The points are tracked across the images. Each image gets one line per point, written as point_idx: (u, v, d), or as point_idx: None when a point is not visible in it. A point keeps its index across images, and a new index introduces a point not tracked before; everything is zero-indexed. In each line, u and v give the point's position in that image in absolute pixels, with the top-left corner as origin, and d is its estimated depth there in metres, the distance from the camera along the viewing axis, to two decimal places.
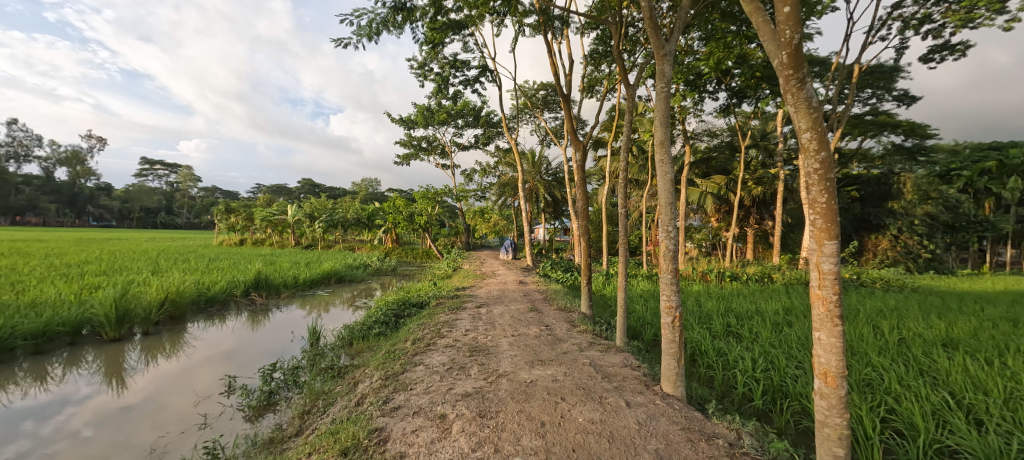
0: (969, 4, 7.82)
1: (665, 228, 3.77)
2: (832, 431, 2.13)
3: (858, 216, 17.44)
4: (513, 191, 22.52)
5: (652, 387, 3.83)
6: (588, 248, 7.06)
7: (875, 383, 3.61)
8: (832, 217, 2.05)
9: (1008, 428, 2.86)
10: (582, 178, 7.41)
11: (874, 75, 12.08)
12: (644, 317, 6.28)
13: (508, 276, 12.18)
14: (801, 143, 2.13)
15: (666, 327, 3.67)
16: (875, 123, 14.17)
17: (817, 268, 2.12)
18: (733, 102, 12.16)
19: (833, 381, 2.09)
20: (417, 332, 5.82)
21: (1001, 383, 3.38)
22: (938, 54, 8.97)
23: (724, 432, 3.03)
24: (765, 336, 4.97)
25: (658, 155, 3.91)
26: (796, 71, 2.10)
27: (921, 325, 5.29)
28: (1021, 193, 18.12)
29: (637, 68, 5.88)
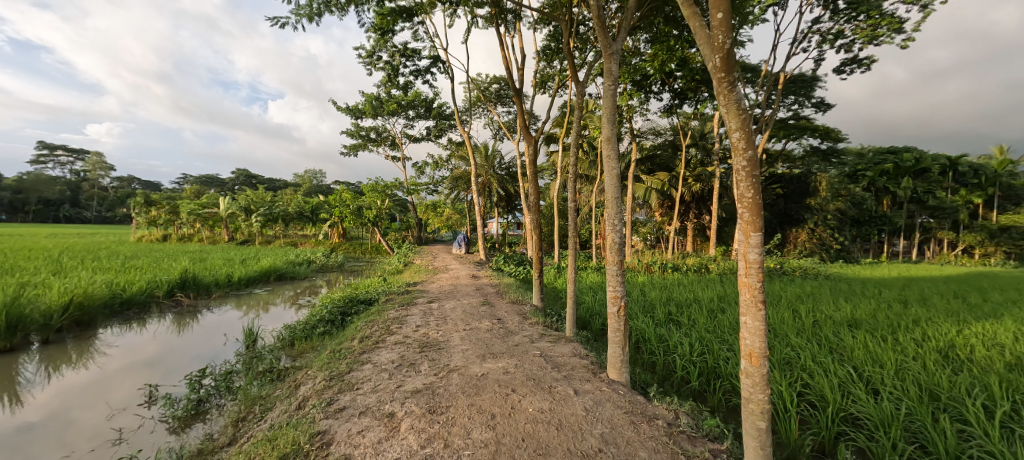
0: (874, 23, 8.80)
1: (611, 221, 3.90)
2: (755, 406, 2.32)
3: (781, 212, 19.21)
4: (466, 185, 22.32)
5: (598, 374, 3.98)
6: (539, 240, 7.15)
7: (793, 362, 4.01)
8: (757, 210, 2.22)
9: (897, 396, 3.30)
10: (534, 173, 7.48)
11: (797, 84, 13.31)
12: (593, 308, 6.52)
13: (461, 270, 12.12)
14: (731, 142, 2.29)
15: (612, 316, 3.83)
16: (797, 127, 15.64)
17: (744, 258, 2.30)
18: (675, 103, 12.87)
19: (757, 361, 2.27)
20: (365, 329, 5.61)
21: (893, 358, 3.88)
22: (848, 67, 10.04)
23: (664, 413, 3.22)
24: (701, 323, 5.35)
25: (605, 151, 4.03)
26: (728, 74, 2.25)
27: (832, 308, 5.94)
28: (912, 191, 20.84)
29: (587, 66, 6.02)
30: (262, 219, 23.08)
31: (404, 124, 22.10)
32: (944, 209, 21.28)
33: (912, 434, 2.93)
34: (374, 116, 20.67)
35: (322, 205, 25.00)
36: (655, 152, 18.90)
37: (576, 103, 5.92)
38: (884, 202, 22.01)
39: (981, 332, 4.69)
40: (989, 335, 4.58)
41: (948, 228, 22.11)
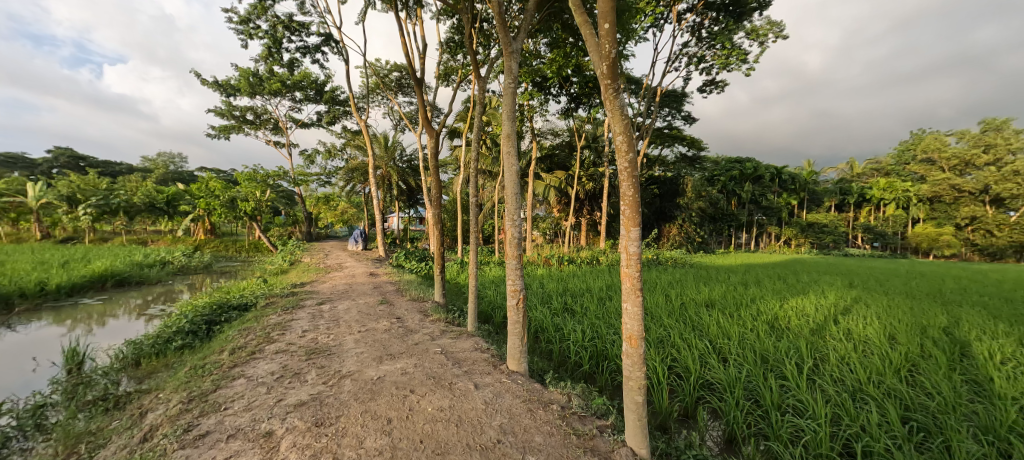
0: (727, 52, 10.48)
1: (511, 216, 4.01)
2: (634, 383, 2.59)
3: (658, 209, 21.94)
4: (363, 177, 20.91)
5: (498, 366, 4.06)
6: (442, 236, 7.02)
7: (665, 340, 4.59)
8: (636, 207, 2.48)
9: (740, 361, 3.99)
10: (436, 166, 7.27)
11: (671, 98, 15.23)
12: (494, 302, 6.64)
13: (357, 268, 11.32)
14: (616, 144, 2.50)
15: (511, 309, 3.92)
16: (670, 136, 17.96)
17: (625, 251, 2.54)
18: (572, 107, 13.71)
19: (636, 343, 2.54)
20: (239, 339, 4.89)
21: (737, 331, 4.70)
22: (709, 87, 11.82)
23: (558, 397, 3.42)
24: (592, 310, 5.82)
25: (505, 148, 4.10)
26: (613, 82, 2.46)
27: (694, 292, 6.97)
28: (751, 194, 25.50)
29: (490, 63, 6.06)
30: (94, 211, 18.51)
31: (289, 106, 19.77)
32: (772, 208, 26.55)
33: (749, 391, 3.59)
34: (251, 94, 18.08)
35: (182, 194, 21.13)
36: (554, 152, 19.96)
37: (477, 99, 5.91)
38: (733, 201, 26.52)
39: (794, 305, 5.96)
40: (799, 308, 5.84)
41: (775, 224, 27.59)
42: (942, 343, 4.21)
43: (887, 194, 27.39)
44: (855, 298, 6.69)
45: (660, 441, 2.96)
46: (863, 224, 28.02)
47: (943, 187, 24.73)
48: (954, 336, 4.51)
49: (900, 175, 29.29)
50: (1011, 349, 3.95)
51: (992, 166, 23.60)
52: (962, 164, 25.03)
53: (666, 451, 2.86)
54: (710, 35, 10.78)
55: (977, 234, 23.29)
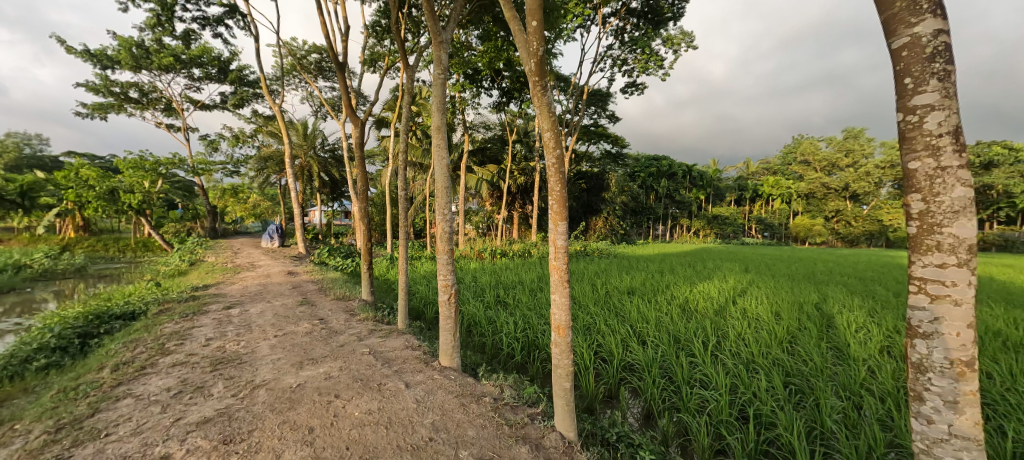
0: (646, 57, 11.28)
1: (441, 210, 3.93)
2: (562, 371, 2.71)
3: (585, 203, 22.92)
4: (279, 167, 19.12)
5: (430, 363, 3.99)
6: (369, 231, 6.67)
7: (591, 327, 4.86)
8: (563, 202, 2.59)
9: (657, 343, 4.36)
10: (362, 157, 6.87)
11: (596, 97, 16.01)
12: (426, 298, 6.51)
13: (272, 266, 10.34)
14: (544, 140, 2.57)
15: (443, 304, 3.87)
16: (596, 133, 18.88)
17: (553, 245, 2.63)
18: (504, 101, 13.80)
19: (564, 332, 2.65)
20: (125, 353, 4.23)
21: (655, 315, 5.13)
22: (630, 89, 12.63)
23: (491, 390, 3.46)
24: (524, 302, 5.97)
25: (435, 140, 4.01)
26: (541, 79, 2.51)
27: (618, 280, 7.47)
28: (666, 188, 27.88)
29: (418, 52, 5.84)
30: None
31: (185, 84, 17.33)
32: (684, 202, 29.18)
33: (664, 369, 3.94)
34: (135, 68, 15.50)
35: (43, 184, 17.49)
36: (486, 145, 19.90)
37: (405, 88, 5.67)
38: (651, 196, 28.72)
39: (702, 289, 6.65)
40: (706, 291, 6.54)
41: (686, 217, 30.44)
42: (814, 318, 4.98)
43: (775, 190, 31.78)
44: (750, 281, 7.65)
45: (588, 423, 3.13)
46: (756, 217, 32.39)
47: (817, 185, 29.07)
48: (822, 311, 5.37)
49: (784, 174, 33.90)
50: (862, 320, 4.80)
51: (852, 168, 28.19)
52: (830, 165, 29.60)
53: (592, 431, 3.03)
54: (631, 39, 11.50)
55: (840, 225, 27.80)
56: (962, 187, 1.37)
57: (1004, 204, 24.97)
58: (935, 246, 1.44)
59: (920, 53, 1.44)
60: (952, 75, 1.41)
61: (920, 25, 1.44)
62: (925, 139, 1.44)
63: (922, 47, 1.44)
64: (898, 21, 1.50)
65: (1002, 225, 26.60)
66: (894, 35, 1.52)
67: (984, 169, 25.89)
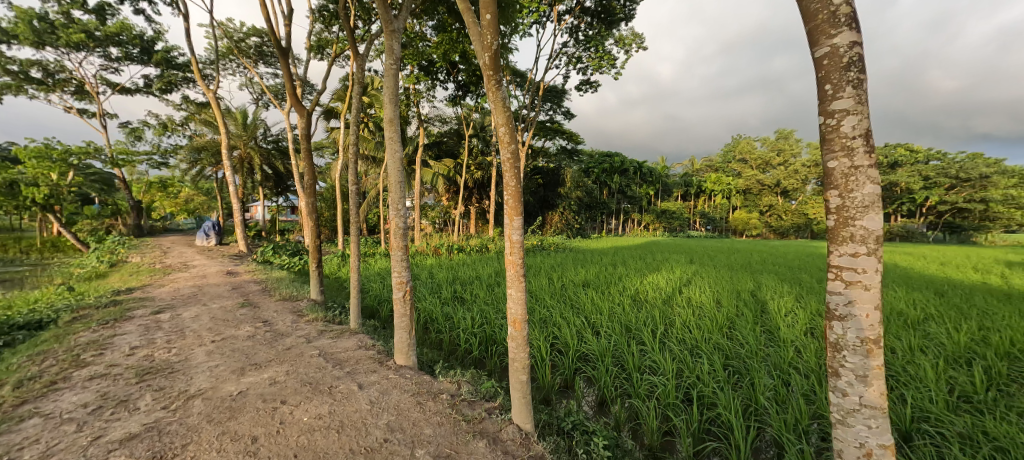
0: (599, 56, 11.57)
1: (395, 205, 3.82)
2: (519, 364, 2.74)
3: (542, 198, 23.21)
4: (215, 158, 17.66)
5: (385, 362, 3.88)
6: (318, 227, 6.35)
7: (547, 320, 4.95)
8: (518, 197, 2.61)
9: (610, 332, 4.53)
10: (309, 150, 6.50)
11: (552, 94, 16.21)
12: (380, 295, 6.32)
13: (209, 266, 9.56)
14: (498, 134, 2.58)
15: (398, 301, 3.77)
16: (552, 129, 19.15)
17: (509, 240, 2.64)
18: (460, 94, 13.61)
19: (520, 326, 2.68)
20: (29, 368, 3.73)
21: (608, 306, 5.31)
22: (584, 87, 12.90)
23: (448, 386, 3.43)
24: (481, 297, 5.96)
25: (387, 133, 3.87)
26: (495, 73, 2.50)
27: (573, 273, 7.67)
28: (619, 184, 28.94)
29: (369, 40, 5.61)
30: None
31: (101, 65, 15.49)
32: (635, 198, 30.44)
33: (617, 357, 4.11)
34: (37, 45, 13.59)
35: None
36: (442, 139, 19.56)
37: (355, 77, 5.42)
38: (604, 191, 29.66)
39: (651, 280, 7.00)
40: (655, 282, 6.88)
41: (637, 212, 31.77)
42: (750, 304, 5.41)
43: (717, 186, 33.68)
44: (694, 272, 8.15)
45: (544, 414, 3.20)
46: (700, 211, 34.44)
47: (753, 182, 31.42)
48: (757, 297, 5.83)
49: (725, 171, 36.28)
50: (790, 304, 5.27)
51: (782, 167, 30.75)
52: (764, 164, 32.07)
53: (549, 421, 3.09)
54: (585, 38, 11.74)
55: (772, 219, 30.27)
56: (871, 183, 1.52)
57: (905, 200, 28.40)
58: (849, 237, 1.60)
59: (839, 62, 1.59)
60: (864, 84, 1.57)
61: (838, 36, 1.58)
62: (842, 141, 1.59)
63: (841, 57, 1.58)
64: (821, 32, 1.63)
65: (904, 218, 30.24)
66: (817, 45, 1.65)
67: (890, 168, 29.24)
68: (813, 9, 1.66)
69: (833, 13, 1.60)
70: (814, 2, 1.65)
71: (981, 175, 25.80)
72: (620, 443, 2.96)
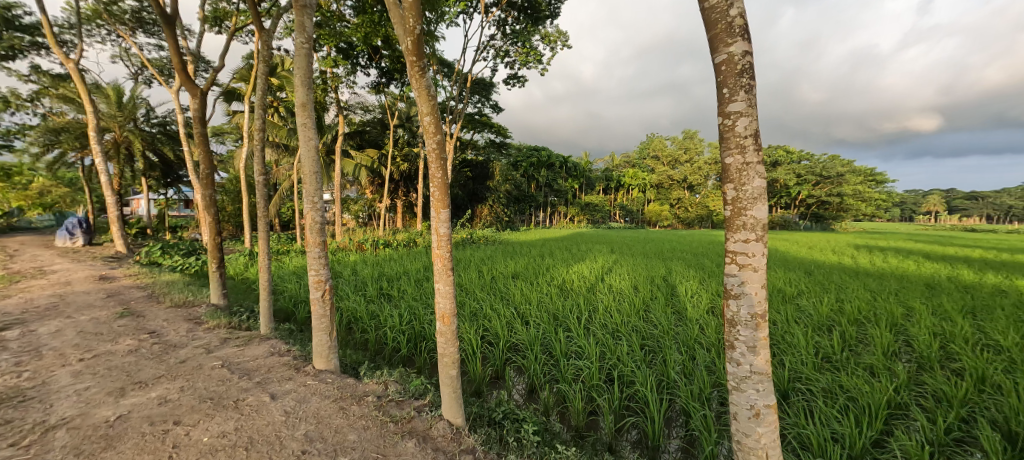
0: (526, 51, 11.74)
1: (310, 198, 3.51)
2: (448, 359, 2.69)
3: (471, 191, 23.07)
4: (80, 142, 14.79)
5: (302, 368, 3.59)
6: (218, 224, 5.62)
7: (477, 313, 4.95)
8: (445, 189, 2.55)
9: (539, 322, 4.66)
10: (204, 134, 5.71)
11: (480, 86, 16.12)
12: (296, 296, 5.82)
13: (75, 271, 8.02)
14: (423, 124, 2.50)
15: (316, 302, 3.50)
16: (480, 122, 19.06)
17: (436, 233, 2.58)
18: (383, 82, 12.92)
19: (448, 320, 2.63)
20: None
21: (537, 296, 5.45)
22: (511, 81, 13.01)
23: (374, 388, 3.28)
24: (409, 293, 5.77)
25: (299, 119, 3.53)
26: (419, 60, 2.41)
27: (503, 266, 7.75)
28: (546, 177, 29.88)
29: (277, 15, 5.06)
30: None
31: None
32: (561, 191, 31.59)
33: (546, 345, 4.24)
34: None
35: None
36: (364, 128, 18.44)
37: (260, 55, 4.85)
38: (532, 184, 30.41)
39: (577, 270, 7.33)
40: (580, 271, 7.23)
41: (562, 205, 33.06)
42: (663, 288, 5.94)
43: (634, 181, 36.29)
44: (614, 261, 8.71)
45: (475, 406, 3.20)
46: (620, 204, 36.87)
47: (664, 177, 34.41)
48: (669, 281, 6.41)
49: (640, 167, 39.17)
50: (695, 287, 5.88)
51: (689, 164, 34.04)
52: (673, 161, 35.19)
53: (479, 414, 3.10)
54: (512, 32, 11.83)
55: (681, 211, 33.46)
56: (759, 178, 1.73)
57: (783, 194, 33.21)
58: (742, 224, 1.80)
59: (734, 69, 1.77)
60: (754, 89, 1.76)
61: (733, 45, 1.77)
62: (736, 140, 1.78)
63: (736, 64, 1.77)
64: (719, 40, 1.81)
65: (782, 210, 35.37)
66: (716, 52, 1.83)
67: (771, 166, 33.88)
68: (714, 18, 1.82)
69: (730, 23, 1.77)
70: (716, 11, 1.81)
71: (838, 174, 31.07)
72: (549, 427, 3.07)
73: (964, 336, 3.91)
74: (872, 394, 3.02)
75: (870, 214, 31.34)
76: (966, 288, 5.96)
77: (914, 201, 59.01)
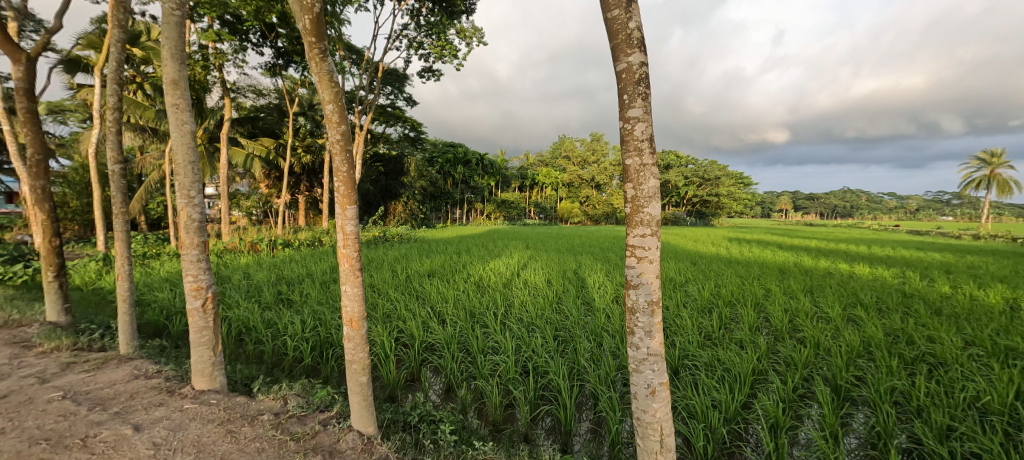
0: (441, 44, 11.52)
1: (185, 192, 3.00)
2: (358, 365, 2.52)
3: (383, 187, 22.00)
4: None
5: (178, 390, 3.08)
6: (56, 224, 4.57)
7: (391, 314, 4.73)
8: (351, 185, 2.37)
9: (456, 320, 4.60)
10: (33, 110, 4.55)
11: (392, 78, 15.39)
12: (170, 306, 4.98)
13: None
14: (325, 113, 2.30)
15: (194, 313, 3.02)
16: (393, 115, 18.21)
17: (341, 231, 2.39)
18: (280, 64, 11.63)
19: (357, 324, 2.46)
20: None
21: (454, 295, 5.39)
22: (426, 74, 12.63)
23: (270, 405, 2.95)
24: (313, 296, 5.30)
25: (167, 99, 2.99)
26: (319, 42, 2.20)
27: (418, 264, 7.53)
28: (462, 174, 29.77)
29: None
30: None
31: None
32: (477, 189, 31.69)
33: (462, 342, 4.20)
34: None
35: None
36: (257, 114, 16.41)
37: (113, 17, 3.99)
38: (449, 180, 30.03)
39: (493, 266, 7.42)
40: (497, 268, 7.31)
41: (479, 202, 33.22)
42: (573, 281, 6.29)
43: (547, 179, 37.87)
44: (529, 256, 9.01)
45: (388, 412, 3.05)
46: (534, 202, 38.25)
47: (575, 177, 36.58)
48: (579, 274, 6.81)
49: (553, 167, 41.03)
50: (602, 279, 6.36)
51: (596, 165, 36.62)
52: (582, 161, 37.58)
53: (394, 419, 2.98)
54: (427, 23, 11.51)
55: (589, 208, 35.86)
56: (653, 179, 1.91)
57: (674, 194, 37.53)
58: (641, 221, 1.96)
59: (633, 77, 1.92)
60: (649, 98, 1.94)
61: (632, 56, 1.92)
62: (636, 143, 1.93)
63: (634, 73, 1.92)
64: (621, 50, 1.95)
65: (673, 208, 39.88)
66: (618, 61, 1.97)
67: (664, 168, 37.98)
68: (616, 29, 1.95)
69: (629, 35, 1.92)
70: (617, 23, 1.94)
71: (715, 177, 36.00)
72: (467, 425, 3.05)
73: (805, 310, 4.80)
74: (741, 364, 3.55)
75: (739, 211, 36.94)
76: (806, 271, 7.32)
77: (770, 200, 70.84)
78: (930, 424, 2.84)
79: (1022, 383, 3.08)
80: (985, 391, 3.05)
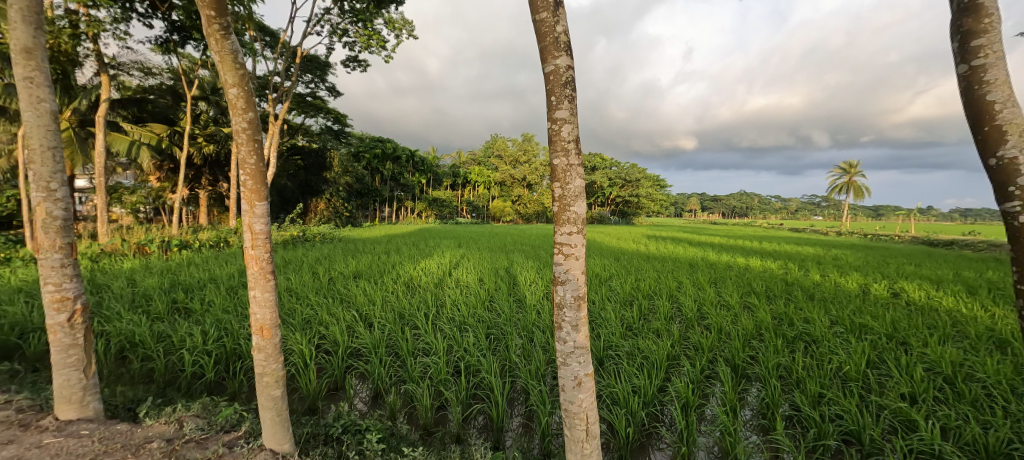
0: (368, 34, 10.94)
1: (42, 183, 2.47)
2: (269, 377, 2.27)
3: (302, 182, 20.36)
4: None
5: (36, 423, 2.56)
6: None
7: (311, 319, 4.39)
8: (260, 178, 2.13)
9: (384, 323, 4.39)
10: None
11: (313, 65, 14.28)
12: (24, 323, 4.10)
13: None
14: (228, 98, 2.04)
15: (56, 329, 2.52)
16: (312, 105, 16.89)
17: (249, 230, 2.15)
18: (174, 40, 10.18)
19: (268, 333, 2.22)
20: None
21: (382, 297, 5.15)
22: (351, 64, 11.91)
23: (161, 430, 2.57)
24: (217, 304, 4.73)
25: (15, 71, 2.43)
26: (220, 18, 1.95)
27: (342, 265, 7.06)
28: (391, 171, 28.62)
29: None
30: None
31: None
32: (408, 186, 30.73)
33: (390, 345, 4.03)
34: None
35: None
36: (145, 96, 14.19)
37: None
38: (377, 177, 28.73)
39: (424, 266, 7.21)
40: (428, 268, 7.10)
41: (409, 200, 32.22)
42: (505, 279, 6.35)
43: (479, 178, 37.86)
44: (461, 255, 8.90)
45: (307, 426, 2.83)
46: (466, 200, 38.06)
47: (507, 176, 37.11)
48: (512, 273, 6.88)
49: (485, 165, 41.17)
50: (532, 276, 6.51)
51: (528, 165, 37.49)
52: (514, 161, 38.30)
53: (313, 433, 2.76)
54: (352, 10, 10.86)
55: (521, 207, 36.60)
56: (578, 179, 1.98)
57: (599, 194, 39.85)
58: (568, 218, 2.03)
59: (560, 79, 1.98)
60: (575, 101, 2.01)
61: (559, 59, 1.97)
62: (562, 143, 1.99)
63: (561, 75, 1.98)
64: (548, 52, 1.99)
65: (598, 208, 42.25)
66: (546, 63, 2.01)
67: (591, 170, 40.11)
68: (544, 31, 1.99)
69: (556, 38, 1.97)
70: (545, 25, 1.98)
71: (636, 179, 38.89)
72: (395, 431, 2.93)
73: (710, 300, 5.35)
74: (657, 351, 3.86)
75: (655, 211, 40.26)
76: (711, 265, 8.15)
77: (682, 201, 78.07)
78: (805, 393, 3.32)
79: (870, 353, 3.73)
80: (845, 362, 3.64)
